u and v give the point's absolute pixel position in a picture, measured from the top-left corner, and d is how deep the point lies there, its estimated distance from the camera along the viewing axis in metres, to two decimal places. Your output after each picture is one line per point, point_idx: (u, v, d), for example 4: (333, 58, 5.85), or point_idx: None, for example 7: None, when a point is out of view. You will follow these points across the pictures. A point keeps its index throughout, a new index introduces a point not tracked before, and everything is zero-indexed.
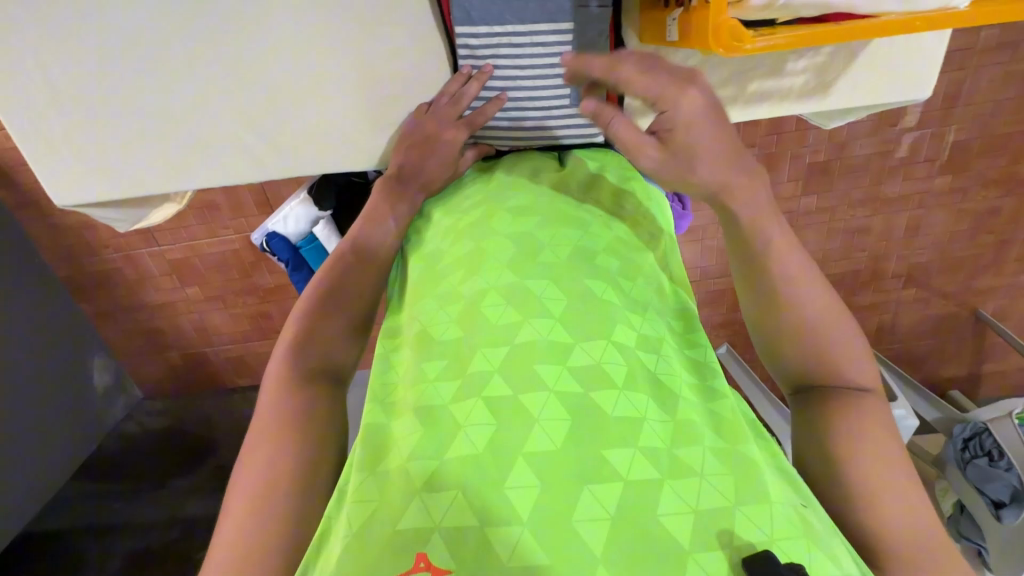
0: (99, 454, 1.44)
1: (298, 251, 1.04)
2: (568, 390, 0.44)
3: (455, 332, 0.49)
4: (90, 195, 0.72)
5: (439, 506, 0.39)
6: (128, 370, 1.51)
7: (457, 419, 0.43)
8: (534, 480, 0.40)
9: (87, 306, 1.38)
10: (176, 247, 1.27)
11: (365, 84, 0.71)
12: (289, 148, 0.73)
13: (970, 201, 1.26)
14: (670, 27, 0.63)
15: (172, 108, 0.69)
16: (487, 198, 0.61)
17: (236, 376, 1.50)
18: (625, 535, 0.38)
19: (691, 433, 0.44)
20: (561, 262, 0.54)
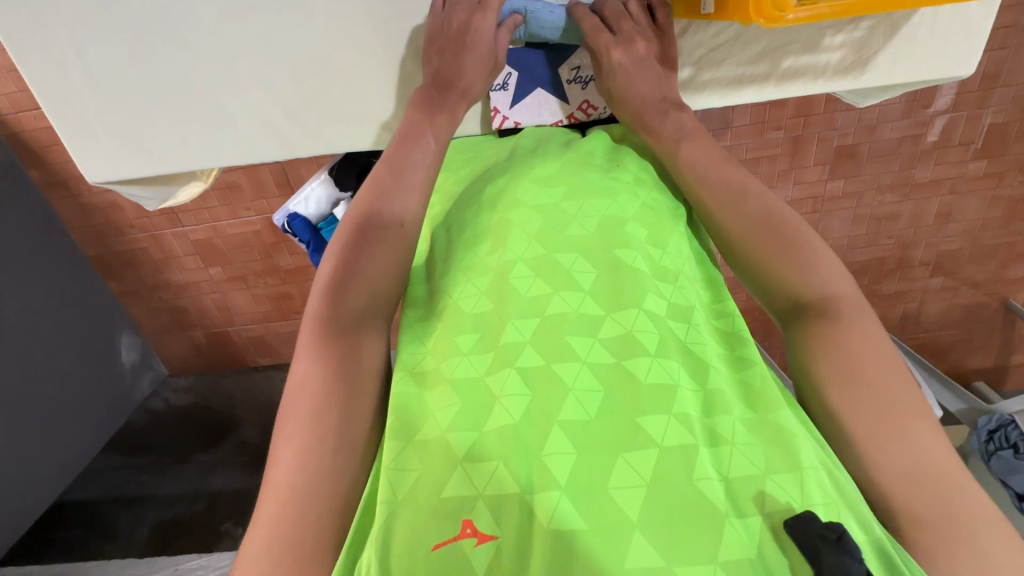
0: (128, 428, 1.48)
1: (319, 232, 1.04)
2: (601, 361, 0.45)
3: (485, 305, 0.50)
4: (123, 172, 0.74)
5: (480, 476, 0.40)
6: (154, 347, 1.55)
7: (494, 391, 0.44)
8: (570, 448, 0.40)
9: (115, 285, 1.42)
10: (199, 228, 1.29)
11: (391, 61, 0.70)
12: (315, 125, 0.74)
13: (1005, 187, 1.22)
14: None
15: (202, 84, 0.70)
16: (510, 167, 0.62)
17: (258, 355, 1.54)
18: (664, 501, 0.38)
19: (722, 402, 0.44)
20: (588, 232, 0.54)
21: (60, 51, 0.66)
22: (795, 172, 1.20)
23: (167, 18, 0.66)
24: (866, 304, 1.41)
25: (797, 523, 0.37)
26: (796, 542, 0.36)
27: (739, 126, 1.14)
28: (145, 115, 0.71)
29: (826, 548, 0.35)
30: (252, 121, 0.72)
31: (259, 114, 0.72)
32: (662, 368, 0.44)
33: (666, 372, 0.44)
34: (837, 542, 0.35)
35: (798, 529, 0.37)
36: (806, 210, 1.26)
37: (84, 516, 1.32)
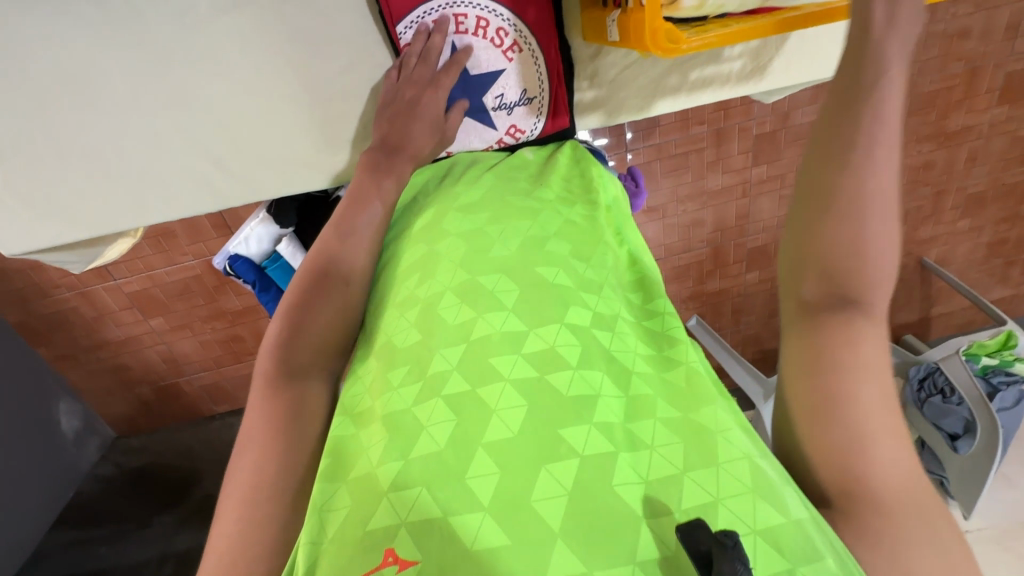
0: (78, 500, 1.39)
1: (264, 271, 1.01)
2: (525, 377, 0.47)
3: (414, 336, 0.51)
4: (40, 241, 0.72)
5: (404, 504, 0.40)
6: (97, 411, 1.46)
7: (420, 420, 0.45)
8: (494, 468, 0.42)
9: (46, 350, 1.32)
10: (134, 279, 1.22)
11: (315, 103, 0.71)
12: (240, 172, 0.73)
13: (907, 157, 1.34)
14: (611, 27, 0.65)
15: (118, 147, 0.69)
16: (439, 200, 0.63)
17: (213, 402, 1.48)
18: (585, 510, 0.40)
19: (643, 408, 0.47)
20: (509, 251, 0.56)
21: None
22: (722, 162, 1.28)
23: (71, 77, 0.64)
24: None
25: (687, 528, 0.37)
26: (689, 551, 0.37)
27: (665, 124, 1.20)
28: (58, 176, 0.69)
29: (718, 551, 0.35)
30: (170, 173, 0.72)
31: (181, 168, 0.72)
32: (585, 378, 0.47)
33: (590, 382, 0.46)
34: (732, 549, 0.35)
35: (690, 536, 0.37)
36: (736, 196, 1.34)
37: None
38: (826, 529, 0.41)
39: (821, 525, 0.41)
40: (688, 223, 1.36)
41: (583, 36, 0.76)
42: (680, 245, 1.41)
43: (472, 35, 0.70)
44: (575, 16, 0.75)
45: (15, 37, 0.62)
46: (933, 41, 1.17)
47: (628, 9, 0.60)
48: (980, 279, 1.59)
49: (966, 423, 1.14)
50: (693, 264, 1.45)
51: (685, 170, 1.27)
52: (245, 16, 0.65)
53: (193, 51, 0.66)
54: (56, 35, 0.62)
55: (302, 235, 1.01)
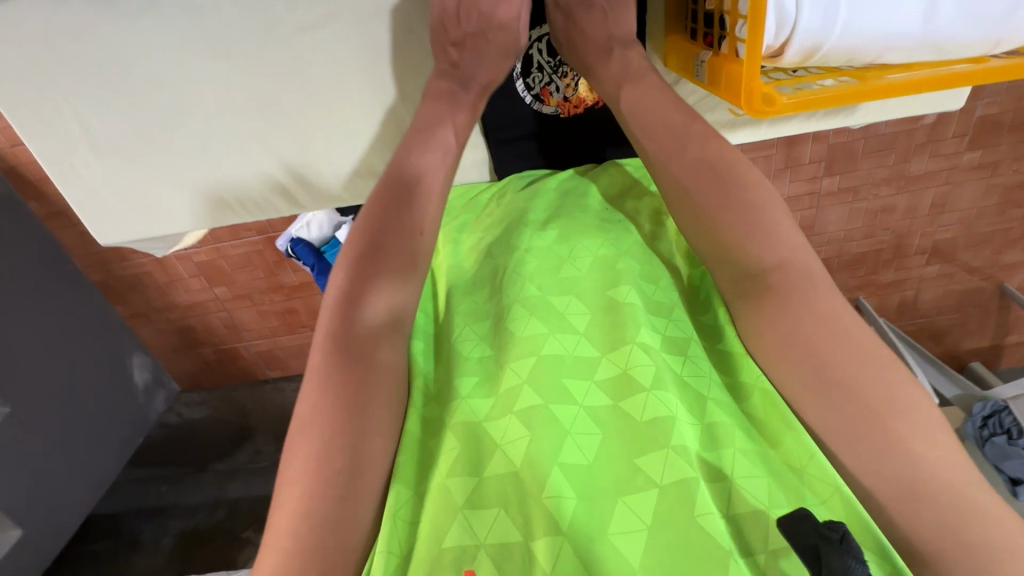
0: (146, 446, 1.51)
1: (322, 256, 1.05)
2: (597, 405, 0.48)
3: (485, 350, 0.55)
4: (129, 233, 0.76)
5: (483, 523, 0.44)
6: (165, 365, 1.56)
7: (495, 438, 0.47)
8: (571, 492, 0.43)
9: (123, 308, 1.43)
10: (202, 250, 1.30)
11: (389, 116, 0.72)
12: (314, 179, 0.75)
13: (1001, 175, 1.23)
14: (700, 67, 0.63)
15: (205, 151, 0.72)
16: (507, 215, 0.65)
17: (267, 368, 1.56)
18: (663, 540, 0.41)
19: (719, 437, 0.48)
20: (582, 271, 0.57)
21: (61, 122, 0.68)
22: (791, 169, 1.21)
23: (166, 82, 0.67)
24: (863, 294, 1.42)
25: (794, 520, 0.39)
26: (797, 546, 0.39)
27: None
28: (149, 175, 0.73)
29: (827, 547, 0.37)
30: (253, 175, 0.74)
31: (260, 172, 0.74)
32: (659, 401, 0.47)
33: (664, 405, 0.47)
34: (841, 542, 0.37)
35: (795, 530, 0.39)
36: (804, 206, 1.27)
37: (111, 526, 1.40)
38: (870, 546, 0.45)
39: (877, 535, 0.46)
40: None
41: (665, 62, 0.73)
42: None
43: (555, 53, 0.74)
44: (658, 40, 0.72)
45: (119, 41, 0.65)
46: None
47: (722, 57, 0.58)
48: None
49: None
50: None
51: None
52: (326, 29, 0.66)
53: (278, 62, 0.67)
54: (154, 38, 0.65)
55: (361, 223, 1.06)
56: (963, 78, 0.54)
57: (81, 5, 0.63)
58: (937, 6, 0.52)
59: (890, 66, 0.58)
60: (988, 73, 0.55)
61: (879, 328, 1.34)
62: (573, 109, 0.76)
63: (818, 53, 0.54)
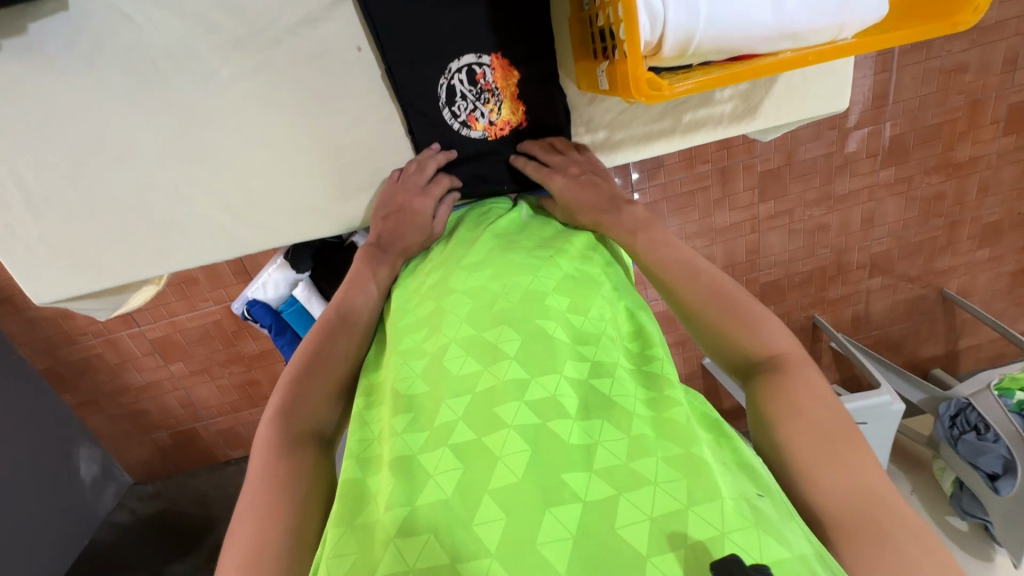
0: (91, 549, 1.38)
1: (280, 315, 1.05)
2: (527, 423, 0.46)
3: (421, 386, 0.51)
4: (67, 289, 0.75)
5: (413, 552, 0.40)
6: (116, 456, 1.46)
7: (427, 469, 0.45)
8: (498, 513, 0.41)
9: (71, 396, 1.35)
10: (156, 325, 1.26)
11: (329, 153, 0.75)
12: (255, 220, 0.76)
13: (916, 188, 1.33)
14: (600, 77, 0.67)
15: (145, 201, 0.73)
16: (448, 259, 0.65)
17: (229, 447, 1.48)
18: (589, 554, 0.39)
19: (645, 445, 0.46)
20: (512, 303, 0.56)
21: None
22: (728, 199, 1.29)
23: (106, 137, 0.69)
24: (818, 311, 1.48)
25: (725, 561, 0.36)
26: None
27: (669, 163, 1.23)
28: (88, 230, 0.73)
29: None
30: (191, 222, 0.75)
31: (202, 219, 0.75)
32: (584, 427, 0.47)
33: (588, 431, 0.46)
34: None
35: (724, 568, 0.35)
36: (746, 231, 1.34)
37: None
38: (829, 561, 0.39)
39: (825, 557, 0.40)
40: None
41: (577, 85, 0.77)
42: None
43: (472, 82, 0.73)
44: (568, 67, 0.77)
45: (62, 104, 0.67)
46: (930, 77, 1.20)
47: (614, 62, 0.62)
48: (1007, 309, 1.55)
49: (1004, 462, 1.08)
50: None
51: (692, 208, 1.29)
52: (262, 78, 0.70)
53: (214, 111, 0.70)
54: (97, 99, 0.68)
55: (317, 279, 1.02)
56: (818, 55, 0.61)
57: (32, 75, 0.66)
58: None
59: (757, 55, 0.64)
60: (843, 47, 0.61)
61: (839, 342, 1.38)
62: (500, 132, 0.76)
63: (693, 46, 0.58)
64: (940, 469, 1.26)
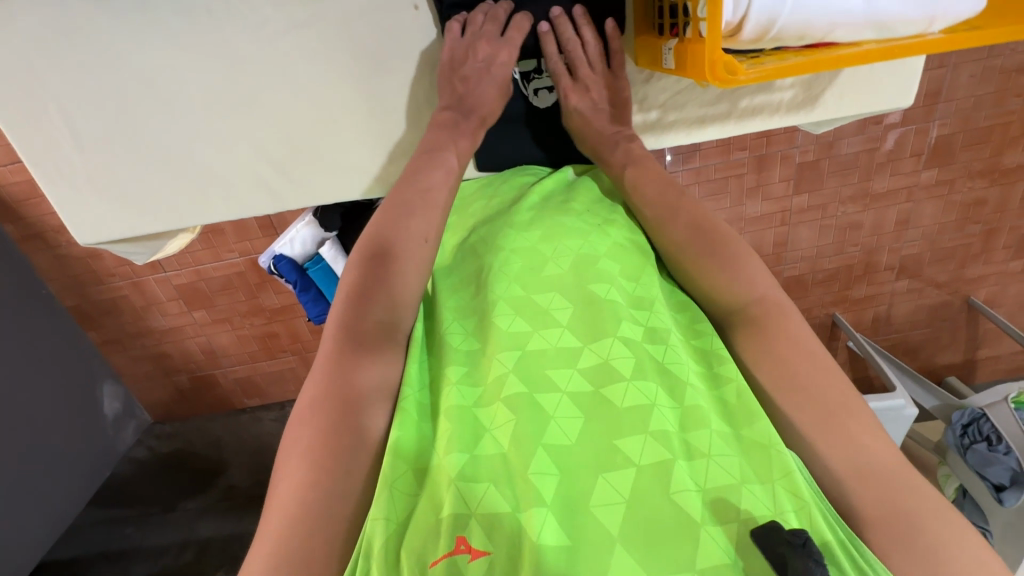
0: (112, 481, 1.45)
1: (305, 272, 1.06)
2: (581, 389, 0.50)
3: (472, 343, 0.55)
4: (109, 233, 0.76)
5: (473, 496, 0.44)
6: (137, 395, 1.51)
7: (484, 423, 0.49)
8: (553, 470, 0.45)
9: (96, 334, 1.39)
10: (181, 272, 1.28)
11: (375, 115, 0.74)
12: (298, 177, 0.76)
13: (957, 192, 1.29)
14: (667, 55, 0.65)
15: (191, 150, 0.73)
16: (494, 217, 0.67)
17: (245, 396, 1.52)
18: (642, 516, 0.43)
19: (699, 418, 0.49)
20: (564, 270, 0.59)
21: (43, 116, 0.69)
22: (762, 189, 1.26)
23: (156, 82, 0.69)
24: (838, 310, 1.46)
25: (766, 534, 0.41)
26: (762, 551, 0.41)
27: (706, 148, 1.20)
28: (133, 174, 0.74)
29: (790, 552, 0.39)
30: (237, 175, 0.75)
31: (247, 172, 0.75)
32: (640, 389, 0.49)
33: (645, 393, 0.49)
34: (802, 546, 0.39)
35: (764, 538, 0.41)
36: (776, 223, 1.32)
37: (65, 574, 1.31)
38: (861, 546, 0.44)
39: (856, 544, 0.44)
40: None
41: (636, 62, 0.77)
42: None
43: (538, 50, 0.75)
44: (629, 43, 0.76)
45: (109, 43, 0.67)
46: (989, 76, 1.14)
47: (686, 39, 0.60)
48: None
49: (1013, 475, 1.08)
50: None
51: (724, 195, 1.26)
52: (313, 30, 0.69)
53: (265, 61, 0.69)
54: (143, 40, 0.67)
55: (345, 239, 1.03)
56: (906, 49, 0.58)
57: (80, 12, 0.65)
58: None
59: (838, 45, 0.61)
60: (934, 42, 0.58)
61: (857, 342, 1.38)
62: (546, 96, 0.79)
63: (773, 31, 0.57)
64: (944, 476, 1.27)
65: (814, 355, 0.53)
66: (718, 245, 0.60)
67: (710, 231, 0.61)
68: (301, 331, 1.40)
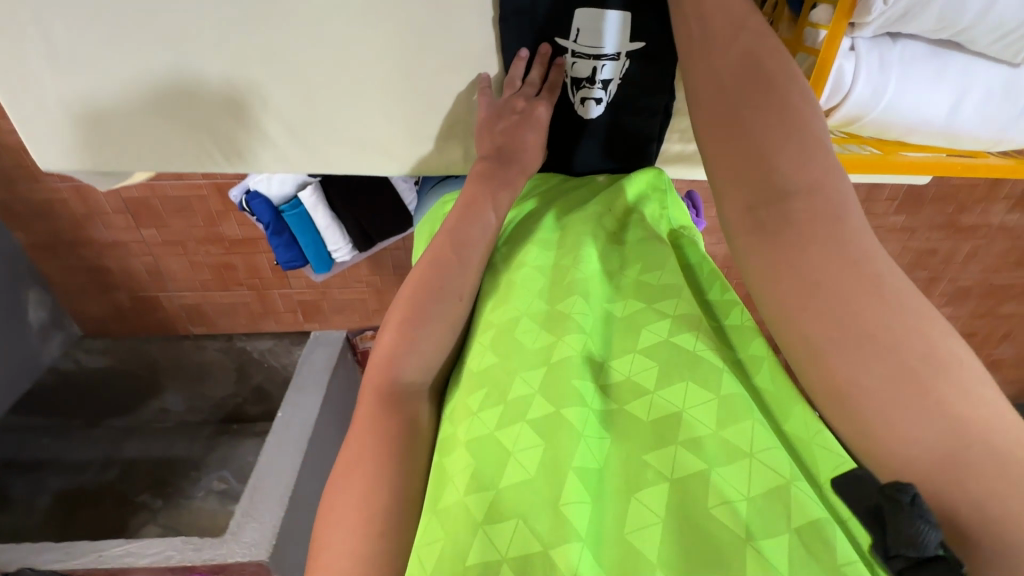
0: (36, 393, 1.37)
1: (280, 215, 0.98)
2: (602, 402, 0.42)
3: (490, 357, 0.46)
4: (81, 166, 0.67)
5: (502, 537, 0.36)
6: (68, 307, 1.39)
7: (505, 446, 0.40)
8: (584, 495, 0.37)
9: (25, 236, 1.25)
10: (134, 186, 1.16)
11: (410, 89, 0.63)
12: (311, 140, 0.67)
13: (916, 239, 1.38)
14: None
15: (179, 85, 0.63)
16: (533, 219, 0.57)
17: (191, 323, 1.44)
18: (691, 544, 0.35)
19: (735, 409, 0.40)
20: (590, 265, 0.50)
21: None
22: None
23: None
24: None
25: (851, 486, 0.32)
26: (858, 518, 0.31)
27: None
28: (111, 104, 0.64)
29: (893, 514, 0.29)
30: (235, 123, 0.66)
31: (244, 119, 0.65)
32: (664, 397, 0.41)
33: (668, 400, 0.41)
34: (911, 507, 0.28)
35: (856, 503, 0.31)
36: None
37: None
38: None
39: None
40: None
41: None
42: None
43: None
44: None
45: None
46: None
47: None
48: None
49: None
50: None
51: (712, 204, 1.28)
52: None
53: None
54: None
55: (328, 186, 0.98)
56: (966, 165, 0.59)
57: None
58: (965, 99, 0.54)
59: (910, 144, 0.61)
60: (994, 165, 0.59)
61: None
62: None
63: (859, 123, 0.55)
64: None
65: (925, 328, 0.33)
66: (797, 136, 0.40)
67: (785, 113, 0.40)
68: (262, 267, 1.32)
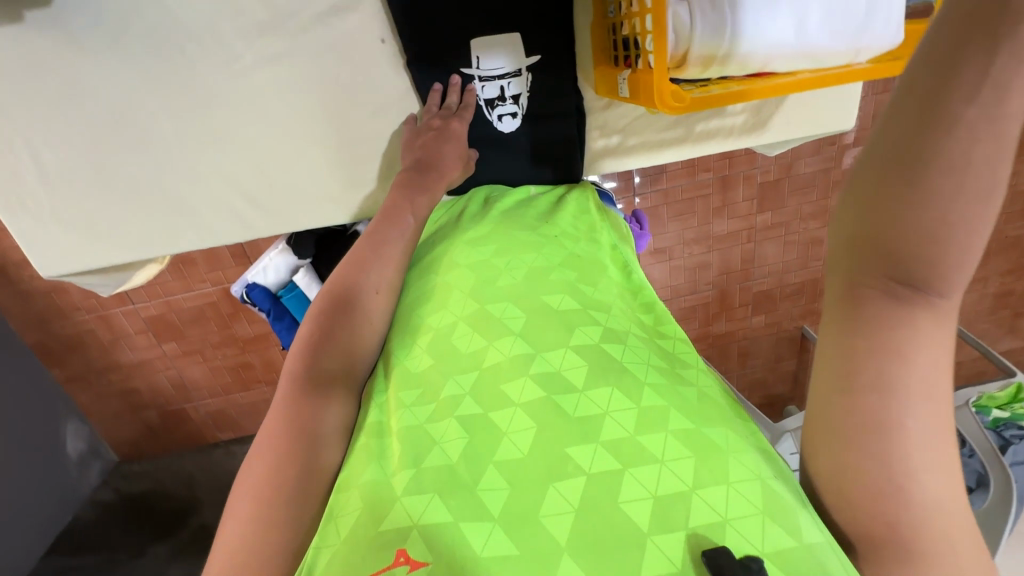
0: (75, 526, 1.38)
1: (279, 300, 1.03)
2: (535, 398, 0.45)
3: (424, 362, 0.50)
4: (76, 266, 0.79)
5: (415, 509, 0.39)
6: (103, 434, 1.46)
7: (431, 436, 0.44)
8: (503, 483, 0.41)
9: (60, 372, 1.34)
10: (151, 304, 1.26)
11: (343, 148, 0.78)
12: (266, 204, 0.80)
13: None
14: (621, 83, 0.70)
15: (156, 182, 0.77)
16: (454, 235, 0.62)
17: (218, 429, 1.47)
18: (593, 527, 0.38)
19: (655, 418, 0.43)
20: (517, 281, 0.55)
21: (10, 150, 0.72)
22: (727, 208, 1.31)
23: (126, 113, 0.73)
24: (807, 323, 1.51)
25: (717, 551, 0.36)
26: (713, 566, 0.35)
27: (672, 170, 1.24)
28: (100, 207, 0.77)
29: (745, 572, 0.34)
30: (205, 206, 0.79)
31: (214, 203, 0.79)
32: (591, 398, 0.44)
33: (597, 401, 0.44)
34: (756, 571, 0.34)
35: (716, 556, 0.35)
36: (742, 240, 1.36)
37: None
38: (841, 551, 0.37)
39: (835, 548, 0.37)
40: (694, 265, 1.39)
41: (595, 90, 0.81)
42: (686, 285, 1.42)
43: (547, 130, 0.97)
44: (589, 73, 0.80)
45: (83, 79, 0.71)
46: None
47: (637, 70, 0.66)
48: (988, 330, 1.59)
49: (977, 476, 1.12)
50: (699, 305, 1.47)
51: (691, 215, 1.31)
52: (281, 65, 0.73)
53: (225, 96, 0.74)
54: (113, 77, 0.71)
55: (318, 266, 1.05)
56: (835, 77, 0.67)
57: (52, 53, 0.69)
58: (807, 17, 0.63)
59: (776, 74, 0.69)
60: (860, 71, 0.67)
61: None
62: None
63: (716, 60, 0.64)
64: None
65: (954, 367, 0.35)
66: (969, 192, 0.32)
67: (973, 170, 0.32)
68: (275, 360, 1.37)
